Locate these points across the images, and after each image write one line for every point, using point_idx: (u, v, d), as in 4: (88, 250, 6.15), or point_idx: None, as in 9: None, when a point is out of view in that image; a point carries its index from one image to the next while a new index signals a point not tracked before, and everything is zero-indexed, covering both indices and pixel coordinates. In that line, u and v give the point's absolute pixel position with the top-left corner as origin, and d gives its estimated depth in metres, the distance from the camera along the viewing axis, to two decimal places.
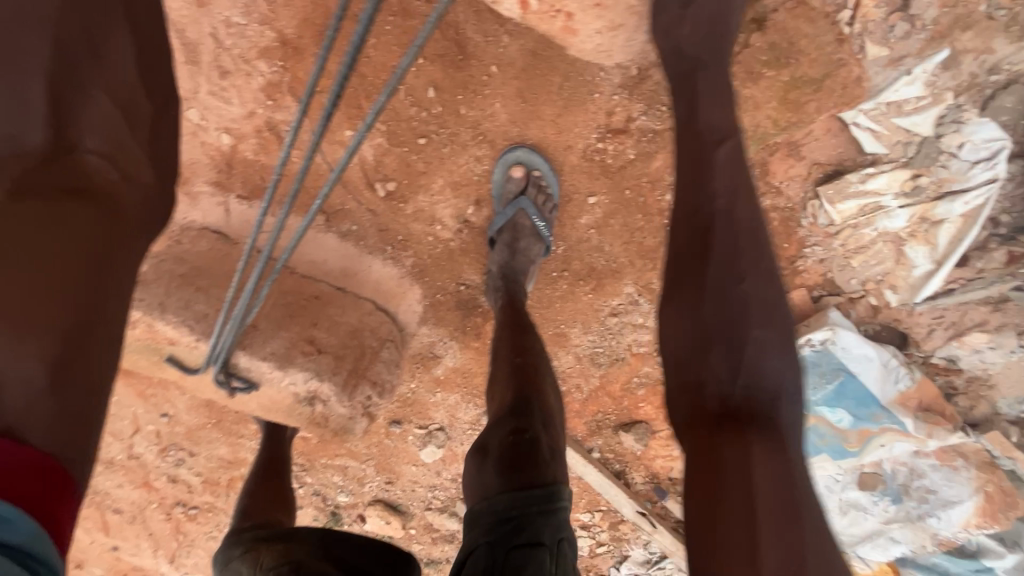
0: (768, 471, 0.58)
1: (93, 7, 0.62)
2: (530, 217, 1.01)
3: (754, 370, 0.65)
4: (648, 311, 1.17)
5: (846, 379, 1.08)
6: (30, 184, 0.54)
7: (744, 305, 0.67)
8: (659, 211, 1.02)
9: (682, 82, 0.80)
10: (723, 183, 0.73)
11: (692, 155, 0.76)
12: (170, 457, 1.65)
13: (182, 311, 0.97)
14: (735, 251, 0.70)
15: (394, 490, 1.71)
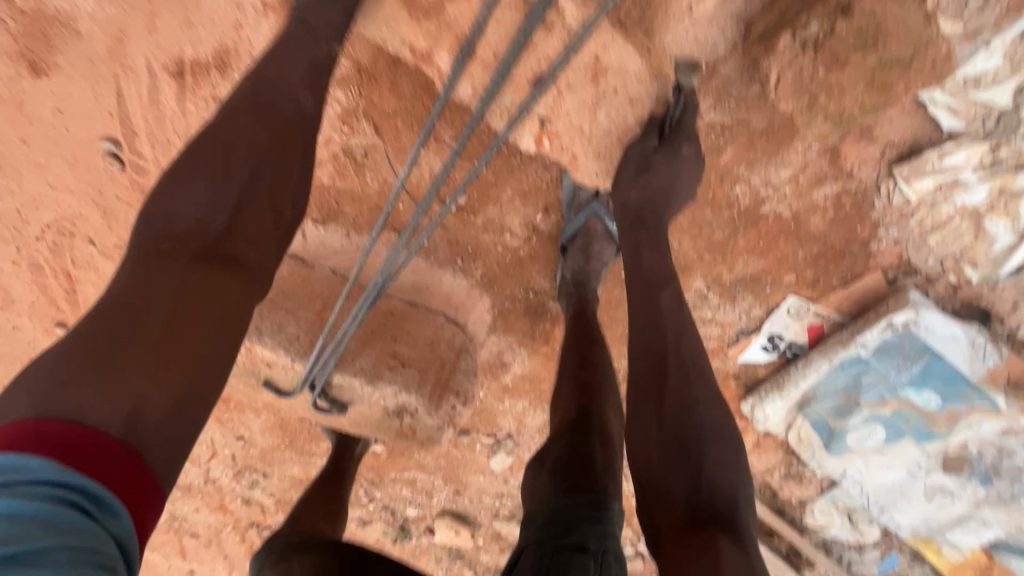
0: (734, 561, 0.67)
1: (282, 128, 0.78)
2: (603, 220, 1.05)
3: (696, 476, 0.78)
4: (717, 305, 1.17)
5: (932, 360, 1.07)
6: (195, 254, 0.68)
7: (692, 433, 0.81)
8: (728, 204, 1.03)
9: (628, 238, 0.95)
10: (669, 330, 0.87)
11: (643, 299, 0.90)
12: (245, 478, 1.71)
13: (276, 334, 1.01)
14: (681, 369, 0.85)
15: (462, 500, 1.73)
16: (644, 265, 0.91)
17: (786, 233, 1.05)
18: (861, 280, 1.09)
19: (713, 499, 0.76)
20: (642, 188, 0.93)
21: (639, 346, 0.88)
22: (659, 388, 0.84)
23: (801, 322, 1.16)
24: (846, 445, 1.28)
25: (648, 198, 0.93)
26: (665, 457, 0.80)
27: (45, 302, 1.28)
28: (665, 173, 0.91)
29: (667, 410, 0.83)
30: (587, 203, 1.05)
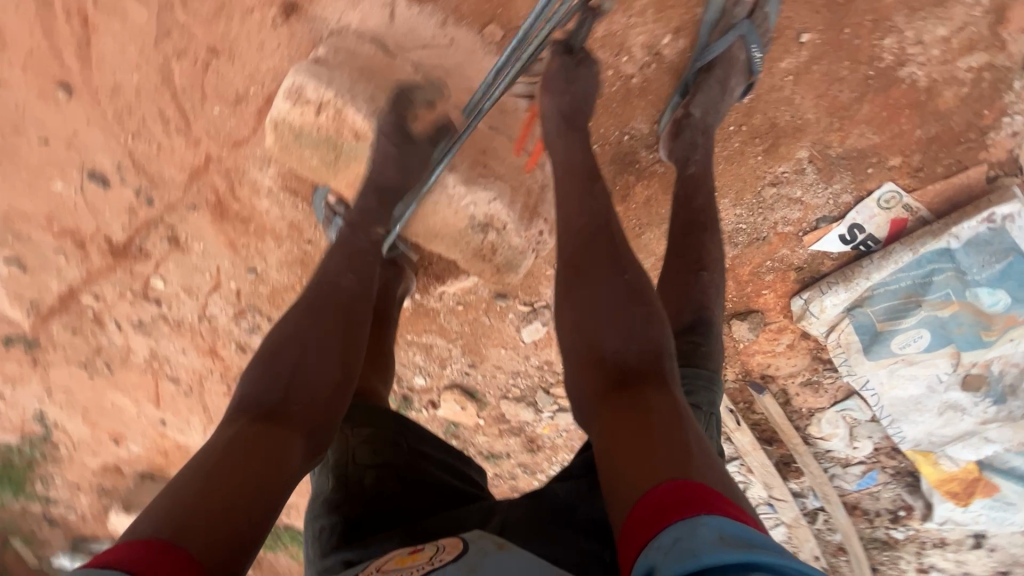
0: (664, 409, 0.63)
1: (327, 325, 0.80)
2: (749, 47, 0.95)
3: (627, 335, 0.69)
4: (810, 184, 1.13)
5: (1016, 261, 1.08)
6: (263, 394, 0.72)
7: (627, 294, 0.72)
8: (868, 60, 0.97)
9: (561, 136, 0.92)
10: (603, 200, 0.82)
11: (573, 186, 0.85)
12: (245, 322, 1.56)
13: (367, 103, 1.08)
14: (610, 238, 0.77)
15: (475, 375, 1.68)
16: (568, 151, 0.90)
17: (912, 106, 1.01)
18: (963, 174, 1.07)
19: (640, 356, 0.68)
20: (572, 97, 0.93)
21: (580, 221, 0.80)
22: (591, 264, 0.75)
23: (887, 214, 1.14)
24: (888, 351, 1.30)
25: (573, 107, 0.93)
26: (584, 336, 0.72)
27: (47, 51, 1.09)
28: (583, 84, 0.93)
29: (596, 279, 0.74)
30: (735, 26, 0.95)
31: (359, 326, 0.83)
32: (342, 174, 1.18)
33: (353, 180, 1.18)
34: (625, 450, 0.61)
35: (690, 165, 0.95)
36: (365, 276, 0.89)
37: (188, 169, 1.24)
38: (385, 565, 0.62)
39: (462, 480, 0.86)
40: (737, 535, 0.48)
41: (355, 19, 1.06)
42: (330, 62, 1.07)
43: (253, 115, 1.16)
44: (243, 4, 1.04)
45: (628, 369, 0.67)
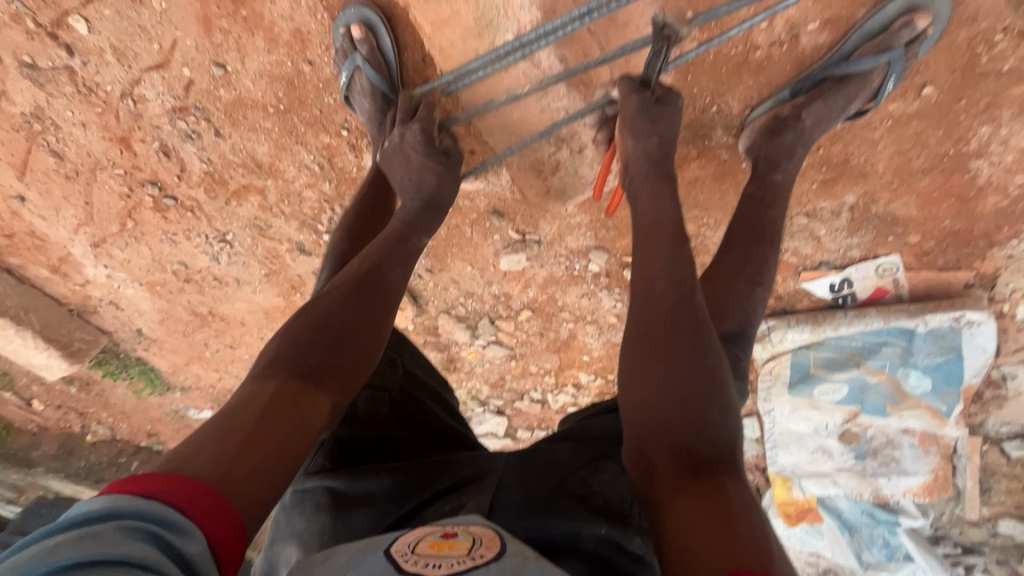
0: (735, 495, 0.58)
1: (368, 315, 0.74)
2: (887, 74, 0.92)
3: (698, 425, 0.62)
4: (836, 229, 1.16)
5: (952, 358, 1.24)
6: (298, 363, 0.67)
7: (701, 379, 0.64)
8: (957, 139, 1.00)
9: (645, 185, 0.82)
10: (689, 269, 0.70)
11: (654, 224, 0.76)
12: (183, 122, 1.24)
13: None
14: (690, 315, 0.68)
15: (427, 280, 1.55)
16: (656, 205, 0.78)
17: (957, 197, 1.06)
18: (952, 273, 1.17)
19: (711, 444, 0.62)
20: (660, 139, 0.85)
21: (664, 287, 0.69)
22: (669, 338, 0.67)
23: (876, 281, 1.22)
24: (809, 392, 1.40)
25: (658, 153, 0.84)
26: (650, 415, 0.65)
27: None
28: (668, 126, 0.85)
29: (674, 339, 0.66)
30: (889, 46, 0.89)
31: (381, 316, 0.76)
32: (434, 7, 0.91)
33: (447, 21, 0.92)
34: (695, 529, 0.56)
35: (776, 171, 0.92)
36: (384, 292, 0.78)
37: None
38: (420, 548, 0.50)
39: (446, 411, 0.91)
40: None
41: None
42: None
43: None
44: None
45: (696, 457, 0.61)
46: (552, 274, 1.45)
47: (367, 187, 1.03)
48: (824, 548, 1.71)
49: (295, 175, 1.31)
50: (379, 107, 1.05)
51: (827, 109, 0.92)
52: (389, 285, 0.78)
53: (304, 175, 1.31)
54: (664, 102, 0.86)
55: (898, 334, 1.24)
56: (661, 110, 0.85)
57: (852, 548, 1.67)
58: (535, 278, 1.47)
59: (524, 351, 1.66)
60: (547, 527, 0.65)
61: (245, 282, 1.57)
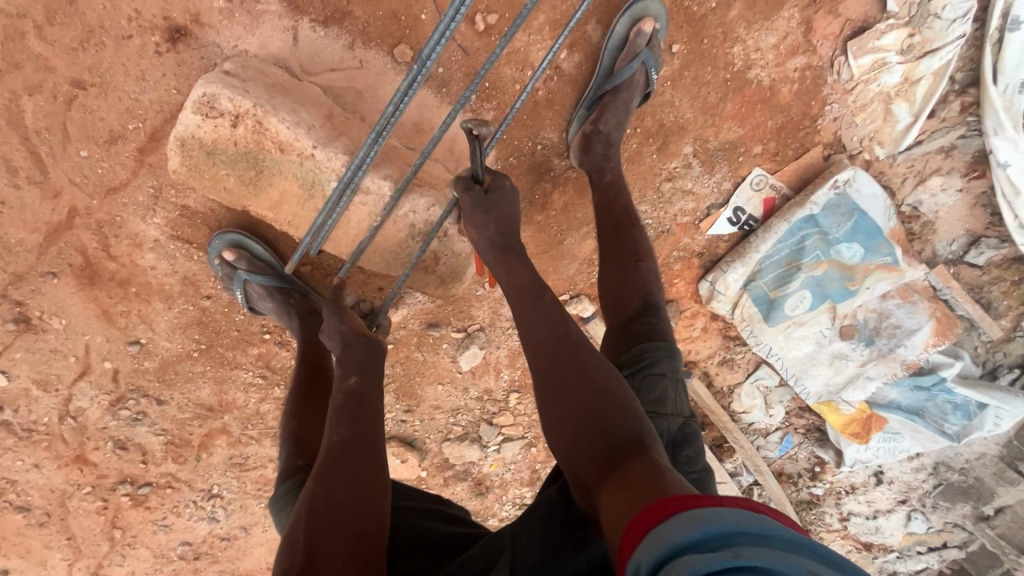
0: (652, 475, 0.58)
1: (349, 474, 0.75)
2: (648, 70, 1.07)
3: (605, 432, 0.66)
4: (698, 176, 1.29)
5: (859, 217, 1.33)
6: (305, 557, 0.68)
7: (596, 396, 0.69)
8: (725, 65, 1.18)
9: (498, 264, 0.87)
10: (553, 311, 0.78)
11: (514, 284, 0.83)
12: (125, 411, 1.29)
13: (291, 113, 0.92)
14: (569, 346, 0.74)
15: (412, 421, 1.56)
16: (510, 273, 0.84)
17: (761, 102, 1.23)
18: (806, 154, 1.30)
19: (623, 442, 0.65)
20: (497, 222, 0.89)
21: (539, 334, 0.75)
22: (558, 372, 0.71)
23: (759, 195, 1.34)
24: (784, 315, 1.47)
25: (506, 225, 0.89)
26: (569, 444, 0.68)
27: None
28: (501, 210, 0.90)
29: (562, 376, 0.71)
30: (637, 52, 1.06)
31: (370, 473, 0.77)
32: (264, 195, 0.98)
33: (279, 200, 0.99)
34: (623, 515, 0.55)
35: (606, 173, 1.04)
36: (365, 420, 0.83)
37: (45, 229, 1.05)
38: None
39: (455, 523, 0.88)
40: (793, 535, 0.46)
41: (253, 45, 0.94)
42: (238, 74, 0.92)
43: (132, 157, 1.00)
44: (118, 29, 0.90)
45: (610, 457, 0.64)
46: (513, 348, 1.50)
47: (297, 370, 1.07)
48: (914, 445, 1.63)
49: (246, 397, 1.35)
50: (280, 300, 1.11)
51: (614, 117, 1.06)
52: (373, 444, 0.80)
53: (253, 393, 1.35)
54: (492, 190, 0.91)
55: (804, 224, 1.35)
56: (489, 199, 0.89)
57: (933, 429, 1.59)
58: (501, 360, 1.51)
59: (536, 432, 1.64)
60: (571, 565, 0.66)
61: (252, 525, 1.52)
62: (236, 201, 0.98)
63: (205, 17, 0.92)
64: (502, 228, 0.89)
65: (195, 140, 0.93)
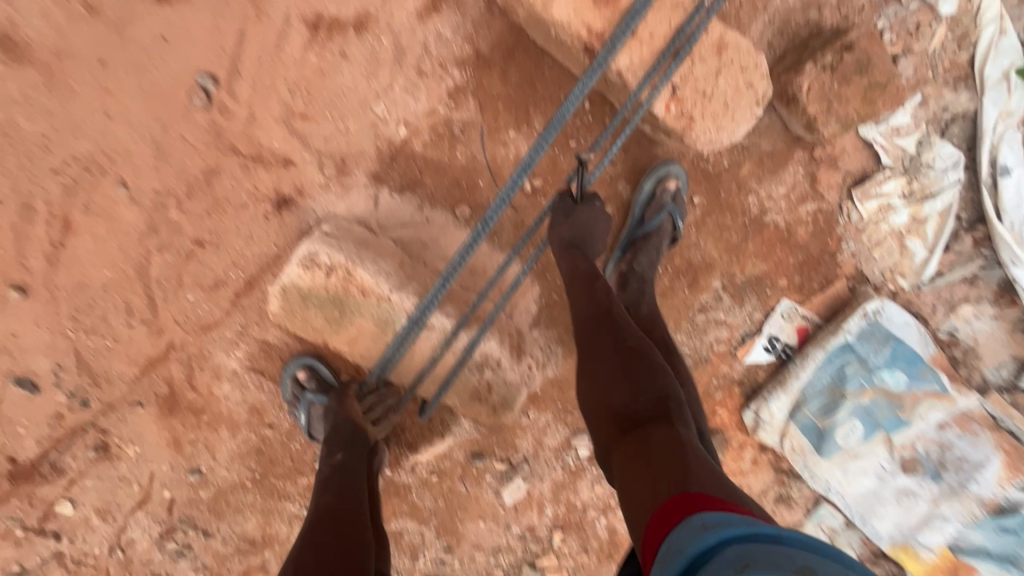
0: (665, 439, 0.77)
1: (339, 529, 0.88)
2: (674, 219, 1.20)
3: (633, 393, 0.85)
4: (729, 307, 1.37)
5: (895, 344, 1.36)
6: None
7: (629, 353, 0.90)
8: (743, 211, 1.30)
9: (567, 265, 1.07)
10: (604, 292, 1.00)
11: (577, 277, 1.05)
12: (173, 543, 1.30)
13: (375, 263, 1.09)
14: (613, 319, 0.96)
15: (451, 561, 1.49)
16: (576, 264, 1.05)
17: (780, 241, 1.33)
18: (831, 286, 1.38)
19: (653, 401, 0.84)
20: (578, 232, 1.06)
21: (588, 310, 0.99)
22: (598, 346, 0.93)
23: (792, 324, 1.40)
24: (836, 445, 1.43)
25: (586, 233, 1.07)
26: (600, 397, 0.88)
27: (13, 260, 1.07)
28: (588, 217, 1.06)
29: (602, 350, 0.92)
30: (663, 205, 1.20)
31: (358, 532, 0.89)
32: (345, 331, 1.12)
33: (357, 335, 1.13)
34: (639, 462, 0.75)
35: (642, 306, 1.14)
36: (348, 489, 0.98)
37: (142, 362, 1.18)
38: None
39: None
40: (797, 536, 0.54)
41: (341, 209, 1.13)
42: (332, 232, 1.11)
43: (227, 299, 1.16)
44: (237, 201, 1.10)
45: (635, 418, 0.82)
46: (556, 481, 1.46)
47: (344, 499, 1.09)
48: None
49: (290, 530, 1.34)
50: None
51: (649, 258, 1.19)
52: (355, 507, 0.94)
53: (296, 525, 1.35)
54: (582, 203, 1.07)
55: (841, 350, 1.38)
56: (574, 209, 1.06)
57: None
58: (544, 495, 1.47)
59: None
60: None
61: None
62: (319, 336, 1.13)
63: (303, 189, 1.11)
64: (575, 236, 1.06)
65: (294, 289, 1.10)
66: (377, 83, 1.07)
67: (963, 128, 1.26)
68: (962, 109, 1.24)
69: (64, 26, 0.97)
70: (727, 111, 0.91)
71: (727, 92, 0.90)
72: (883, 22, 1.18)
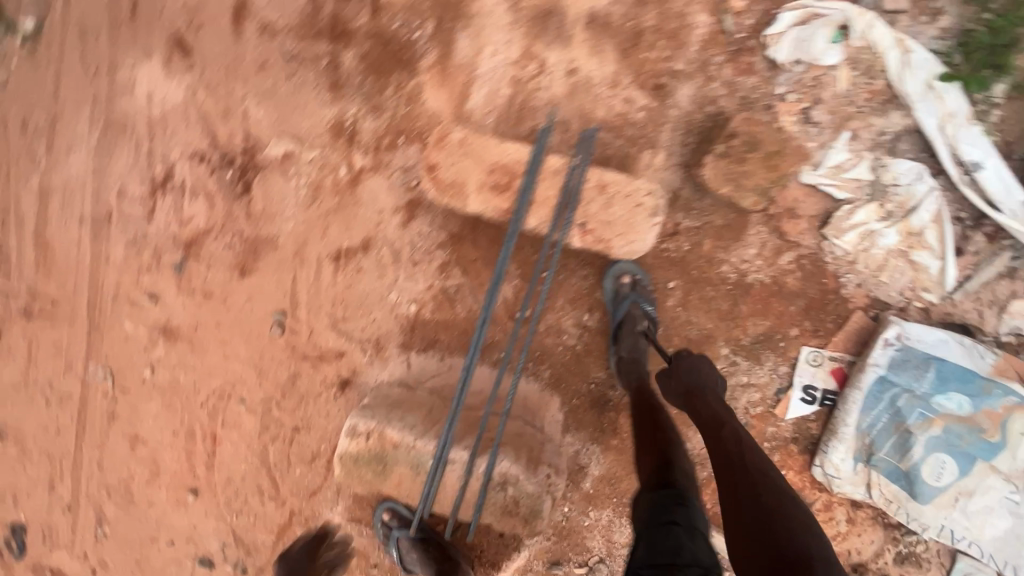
0: None
1: None
2: (641, 305, 1.33)
3: (780, 547, 0.85)
4: (749, 369, 1.40)
5: (938, 365, 1.26)
6: None
7: (770, 503, 0.92)
8: (722, 280, 1.39)
9: (691, 407, 1.13)
10: (731, 437, 1.03)
11: (703, 417, 1.10)
12: None
13: (401, 420, 1.37)
14: (746, 464, 0.99)
15: None
16: (701, 405, 1.12)
17: (774, 295, 1.38)
18: (851, 321, 1.36)
19: (798, 556, 0.83)
20: (684, 370, 1.19)
21: (723, 453, 1.02)
22: (736, 492, 0.96)
23: (823, 369, 1.38)
24: (931, 488, 1.31)
25: (693, 373, 1.19)
26: (745, 547, 0.89)
27: (187, 471, 1.53)
28: (692, 363, 1.20)
29: (743, 494, 0.94)
30: (626, 297, 1.33)
31: None
32: (388, 479, 1.40)
33: (399, 479, 1.40)
34: None
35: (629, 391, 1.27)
36: None
37: (275, 529, 1.53)
38: None
39: None
40: None
41: (386, 376, 1.46)
42: (375, 401, 1.42)
43: (323, 466, 1.50)
44: (315, 391, 1.48)
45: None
46: None
47: None
48: None
49: None
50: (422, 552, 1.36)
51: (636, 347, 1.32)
52: None
53: None
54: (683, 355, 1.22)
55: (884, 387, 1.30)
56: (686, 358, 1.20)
57: None
58: None
59: None
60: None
61: None
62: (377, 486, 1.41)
63: (357, 369, 1.47)
64: (685, 375, 1.19)
65: (348, 456, 1.39)
66: (387, 279, 1.43)
67: (910, 142, 1.29)
68: (901, 126, 1.29)
69: (190, 310, 1.47)
70: (631, 227, 1.10)
71: (625, 213, 1.10)
72: (781, 88, 1.32)
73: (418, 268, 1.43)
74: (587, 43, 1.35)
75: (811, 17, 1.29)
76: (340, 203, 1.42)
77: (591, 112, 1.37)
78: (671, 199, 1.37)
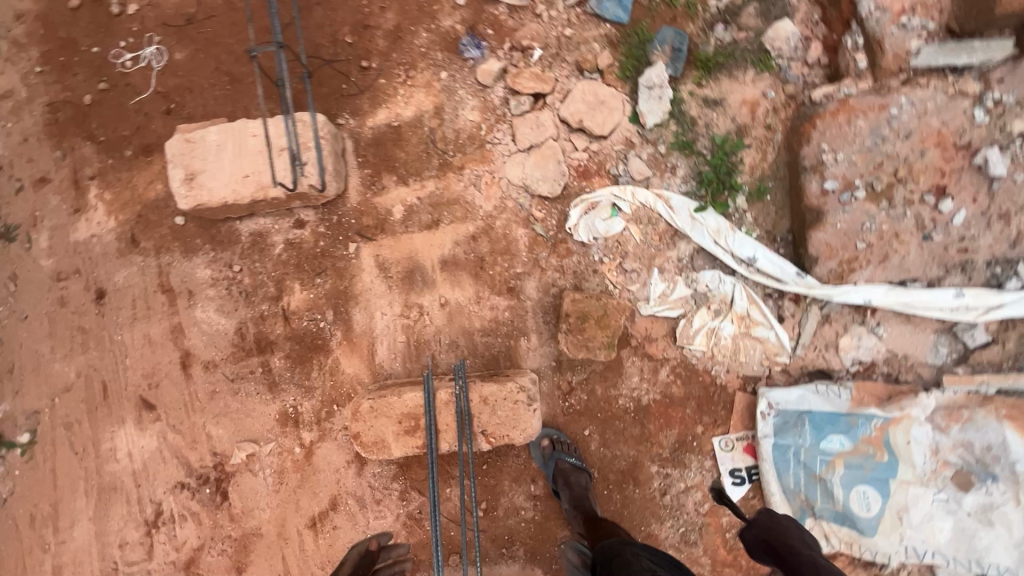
0: None
1: None
2: (566, 459, 1.58)
3: None
4: (680, 475, 1.64)
5: (811, 416, 1.56)
6: None
7: None
8: (624, 412, 1.65)
9: (777, 557, 1.35)
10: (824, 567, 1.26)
11: (795, 561, 1.31)
12: None
13: None
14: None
15: None
16: (791, 551, 1.34)
17: (668, 406, 1.64)
18: (736, 402, 1.63)
19: None
20: (759, 528, 1.43)
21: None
22: None
23: (738, 450, 1.62)
24: (870, 519, 1.51)
25: (764, 525, 1.43)
26: None
27: None
28: (763, 518, 1.45)
29: None
30: (552, 457, 1.59)
31: None
32: None
33: None
34: None
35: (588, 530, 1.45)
36: None
37: None
38: None
39: None
40: None
41: None
42: None
43: None
44: None
45: None
46: None
47: None
48: None
49: None
50: None
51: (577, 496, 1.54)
52: None
53: None
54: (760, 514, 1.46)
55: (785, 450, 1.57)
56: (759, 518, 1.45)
57: None
58: None
59: None
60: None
61: None
62: None
63: None
64: (756, 530, 1.43)
65: None
66: (363, 524, 1.67)
67: (704, 258, 1.67)
68: (691, 250, 1.68)
69: None
70: (518, 420, 1.40)
71: (509, 413, 1.40)
72: (597, 256, 1.71)
73: (384, 503, 1.66)
74: (447, 280, 1.75)
75: (590, 205, 1.72)
76: (303, 477, 1.69)
77: (470, 325, 1.74)
78: (556, 366, 1.69)
